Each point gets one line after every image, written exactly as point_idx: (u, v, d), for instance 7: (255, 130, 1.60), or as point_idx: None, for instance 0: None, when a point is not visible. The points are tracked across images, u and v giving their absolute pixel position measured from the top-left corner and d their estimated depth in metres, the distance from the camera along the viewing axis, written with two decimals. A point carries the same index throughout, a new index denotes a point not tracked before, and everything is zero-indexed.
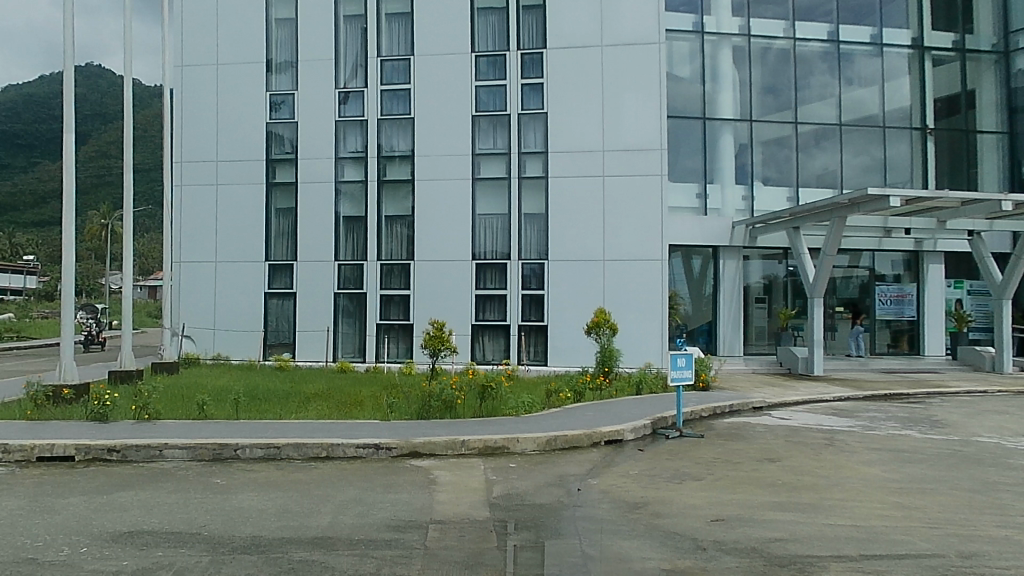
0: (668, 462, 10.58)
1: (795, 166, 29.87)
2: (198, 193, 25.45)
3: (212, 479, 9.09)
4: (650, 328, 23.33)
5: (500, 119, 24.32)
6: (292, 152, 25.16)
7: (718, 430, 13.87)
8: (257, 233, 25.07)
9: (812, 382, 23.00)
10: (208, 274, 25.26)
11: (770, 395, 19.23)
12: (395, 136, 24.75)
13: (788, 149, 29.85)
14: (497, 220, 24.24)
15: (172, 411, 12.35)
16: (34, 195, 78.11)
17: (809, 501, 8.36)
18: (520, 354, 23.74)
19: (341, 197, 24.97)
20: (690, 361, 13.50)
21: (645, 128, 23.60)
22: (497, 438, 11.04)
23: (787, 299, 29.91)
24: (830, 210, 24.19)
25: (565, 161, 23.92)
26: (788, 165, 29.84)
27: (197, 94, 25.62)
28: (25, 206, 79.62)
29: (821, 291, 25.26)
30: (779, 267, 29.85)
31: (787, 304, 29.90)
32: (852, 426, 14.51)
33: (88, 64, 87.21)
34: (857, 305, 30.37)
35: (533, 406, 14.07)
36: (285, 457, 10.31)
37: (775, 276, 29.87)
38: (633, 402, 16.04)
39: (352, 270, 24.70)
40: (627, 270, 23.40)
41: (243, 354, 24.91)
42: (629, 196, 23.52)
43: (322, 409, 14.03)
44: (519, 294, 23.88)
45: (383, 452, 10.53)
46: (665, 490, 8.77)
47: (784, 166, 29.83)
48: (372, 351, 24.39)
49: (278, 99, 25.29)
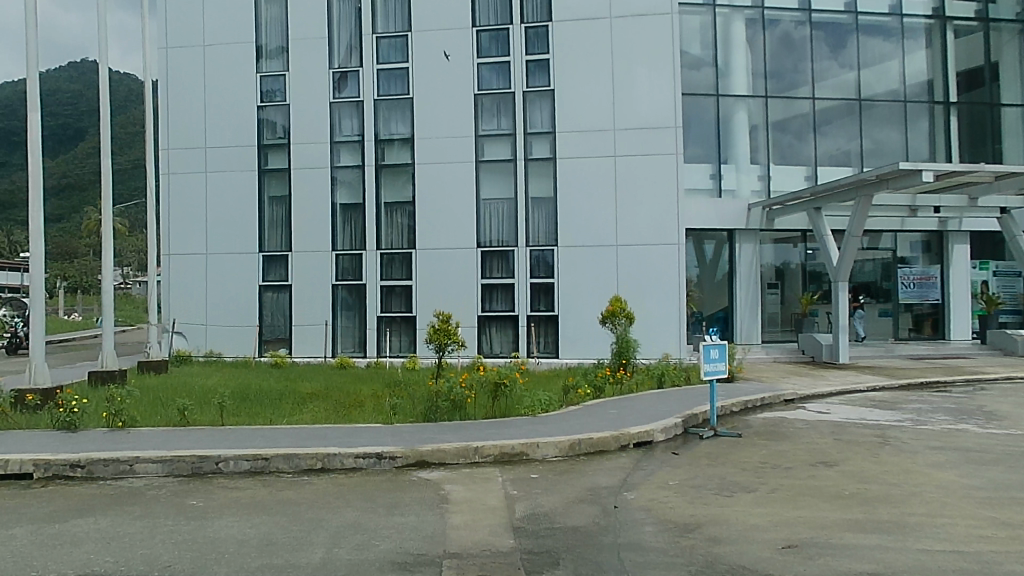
0: (710, 469, 9.31)
1: (813, 144, 28.48)
2: (186, 182, 24.13)
3: (187, 499, 7.80)
4: (667, 315, 22.03)
5: (504, 98, 22.94)
6: (285, 137, 23.83)
7: (754, 427, 12.60)
8: (249, 223, 23.76)
9: (839, 370, 21.70)
10: (199, 267, 23.96)
11: (801, 386, 17.97)
12: (393, 118, 23.41)
13: (805, 126, 28.48)
14: (502, 205, 22.91)
15: (149, 418, 11.07)
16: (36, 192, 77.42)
17: (890, 518, 7.08)
18: (530, 345, 22.45)
19: (338, 184, 23.62)
20: (724, 353, 12.21)
21: (658, 105, 22.27)
22: (514, 444, 9.76)
23: (806, 284, 28.64)
24: (854, 188, 22.83)
25: (574, 142, 22.56)
26: (806, 143, 28.45)
27: (183, 77, 24.25)
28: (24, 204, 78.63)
29: (846, 275, 23.95)
30: (797, 250, 28.58)
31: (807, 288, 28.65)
32: (901, 421, 13.22)
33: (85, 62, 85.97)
34: (879, 289, 29.13)
35: (551, 404, 12.81)
36: (274, 470, 9.04)
37: (793, 260, 28.60)
38: (657, 398, 14.76)
39: (351, 261, 23.35)
40: (641, 256, 22.10)
41: (236, 350, 23.63)
42: (643, 178, 22.21)
43: (318, 411, 12.76)
44: (527, 282, 22.55)
45: (385, 462, 9.25)
46: (717, 506, 7.49)
47: (801, 143, 28.44)
48: (374, 345, 23.10)
49: (269, 80, 23.93)
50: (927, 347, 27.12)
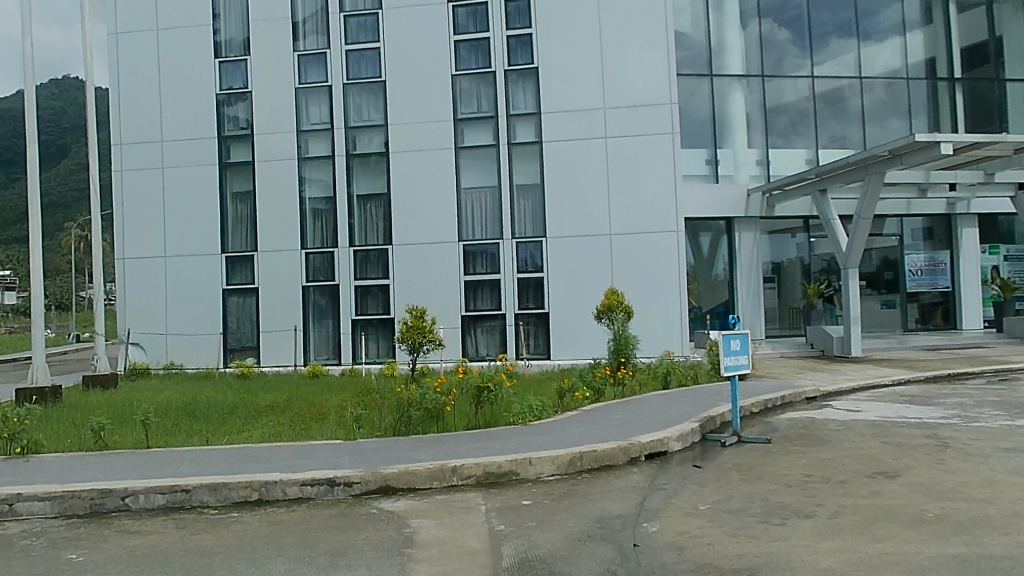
0: (745, 486, 7.48)
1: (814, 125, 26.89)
2: (141, 178, 22.14)
3: (66, 552, 5.87)
4: (668, 309, 20.28)
5: (484, 78, 21.11)
6: (247, 128, 21.90)
7: (780, 431, 10.81)
8: (210, 223, 21.81)
9: (856, 364, 19.97)
10: (156, 271, 21.97)
11: (821, 382, 16.24)
12: (364, 103, 21.54)
13: (804, 108, 26.87)
14: (486, 194, 21.04)
15: (57, 441, 9.17)
16: (12, 210, 75.31)
17: (1006, 552, 5.26)
18: (520, 346, 20.57)
19: (307, 179, 21.69)
20: (745, 344, 10.43)
21: (652, 82, 20.55)
22: (500, 462, 7.93)
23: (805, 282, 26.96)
24: (864, 165, 21.15)
25: (561, 123, 20.77)
26: (806, 123, 26.86)
27: (135, 66, 22.27)
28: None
29: (857, 260, 22.26)
30: (799, 239, 26.92)
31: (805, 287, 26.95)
32: (949, 418, 11.44)
33: (64, 78, 84.49)
34: (881, 280, 27.58)
35: (545, 410, 10.96)
36: (197, 505, 7.15)
37: (796, 250, 26.92)
38: (665, 400, 12.94)
39: (322, 259, 21.43)
40: (637, 246, 20.36)
41: (199, 361, 21.65)
42: (636, 160, 20.45)
43: (271, 426, 10.85)
44: (515, 278, 20.71)
45: (340, 489, 7.39)
46: (770, 540, 5.65)
47: (802, 123, 26.86)
48: (349, 352, 21.19)
49: (228, 67, 21.99)
50: (942, 337, 25.48)
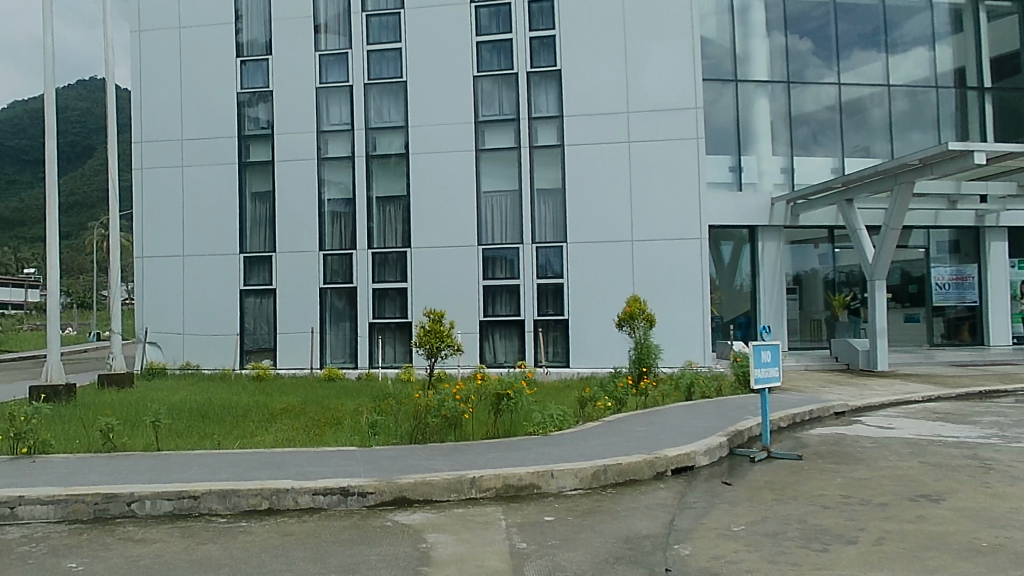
0: (779, 506, 7.09)
1: (841, 133, 26.37)
2: (161, 176, 22.05)
3: (66, 560, 5.59)
4: (691, 318, 19.84)
5: (506, 80, 20.84)
6: (267, 127, 21.76)
7: (811, 447, 10.38)
8: (228, 222, 21.66)
9: (884, 378, 19.43)
10: (174, 270, 21.84)
11: (849, 396, 15.75)
12: (385, 104, 21.34)
13: (831, 116, 26.37)
14: (506, 198, 20.73)
15: (65, 442, 8.94)
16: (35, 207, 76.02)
17: None
18: (538, 353, 20.22)
19: (326, 180, 21.48)
20: (776, 355, 10.00)
21: (677, 86, 20.19)
22: (521, 474, 7.58)
23: (828, 295, 26.43)
24: (894, 174, 20.61)
25: (584, 127, 20.44)
26: (833, 132, 26.36)
27: (156, 64, 22.20)
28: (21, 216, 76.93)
29: (883, 272, 21.70)
30: (823, 250, 26.37)
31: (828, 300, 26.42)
32: (987, 438, 10.95)
33: (89, 79, 85.46)
34: (906, 293, 26.88)
35: (566, 420, 10.60)
36: (205, 512, 6.87)
37: (820, 261, 26.40)
38: (689, 412, 12.53)
39: (340, 261, 21.20)
40: (659, 253, 19.96)
41: (215, 362, 21.48)
42: (659, 166, 20.08)
43: (285, 431, 10.57)
44: (534, 283, 20.35)
45: (353, 500, 7.07)
46: (813, 568, 5.26)
47: (829, 131, 26.36)
48: (365, 355, 20.92)
49: (250, 66, 21.87)
50: (971, 353, 24.81)
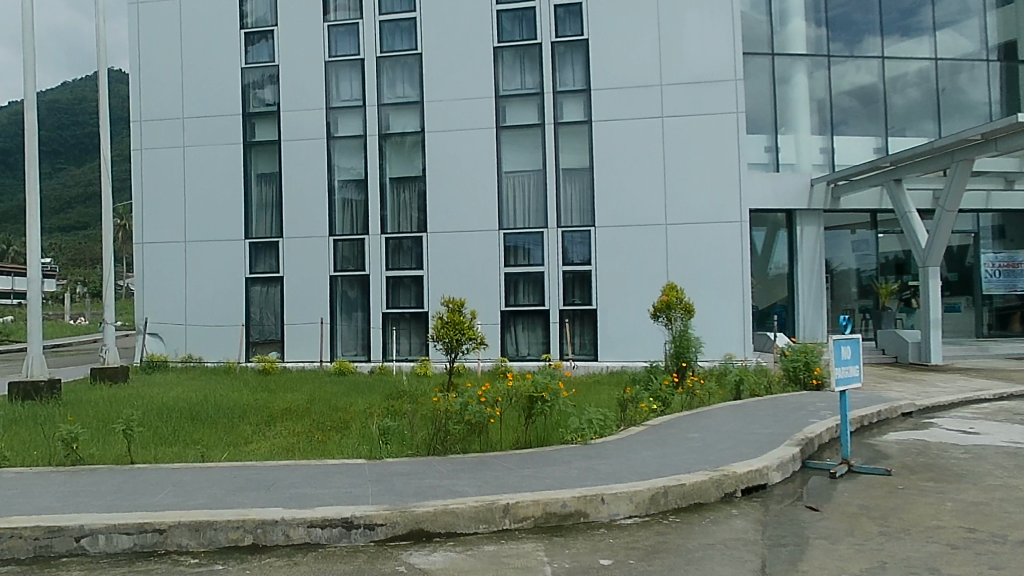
0: (892, 545, 5.65)
1: (884, 110, 24.70)
2: (162, 157, 20.75)
3: None
4: (729, 308, 18.33)
5: (529, 52, 19.34)
6: (274, 104, 20.38)
7: (896, 458, 8.92)
8: (233, 207, 20.36)
9: (943, 373, 17.82)
10: (176, 256, 20.58)
11: (913, 394, 14.22)
12: (399, 78, 19.91)
13: (872, 92, 24.72)
14: (529, 178, 19.28)
15: (21, 455, 7.64)
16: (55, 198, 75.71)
17: None
18: (564, 346, 18.78)
19: (337, 161, 20.12)
20: (857, 351, 8.49)
21: (715, 56, 18.61)
22: (565, 500, 6.19)
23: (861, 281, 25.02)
24: (949, 152, 18.79)
25: (613, 101, 18.90)
26: (875, 109, 24.71)
27: (156, 38, 20.89)
28: (46, 211, 77.16)
29: (938, 259, 19.97)
30: (858, 237, 24.81)
31: (861, 286, 25.02)
32: None
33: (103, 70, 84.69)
34: (946, 281, 25.11)
35: (607, 425, 9.19)
36: (174, 549, 5.54)
37: (853, 249, 24.83)
38: (743, 414, 11.09)
39: (352, 247, 19.83)
40: (695, 237, 18.44)
41: (219, 355, 20.22)
42: (695, 143, 18.53)
43: (284, 438, 9.23)
44: (560, 271, 18.89)
45: (358, 534, 5.71)
46: None
47: (871, 108, 24.70)
48: (378, 348, 19.58)
49: (255, 41, 20.48)
50: None
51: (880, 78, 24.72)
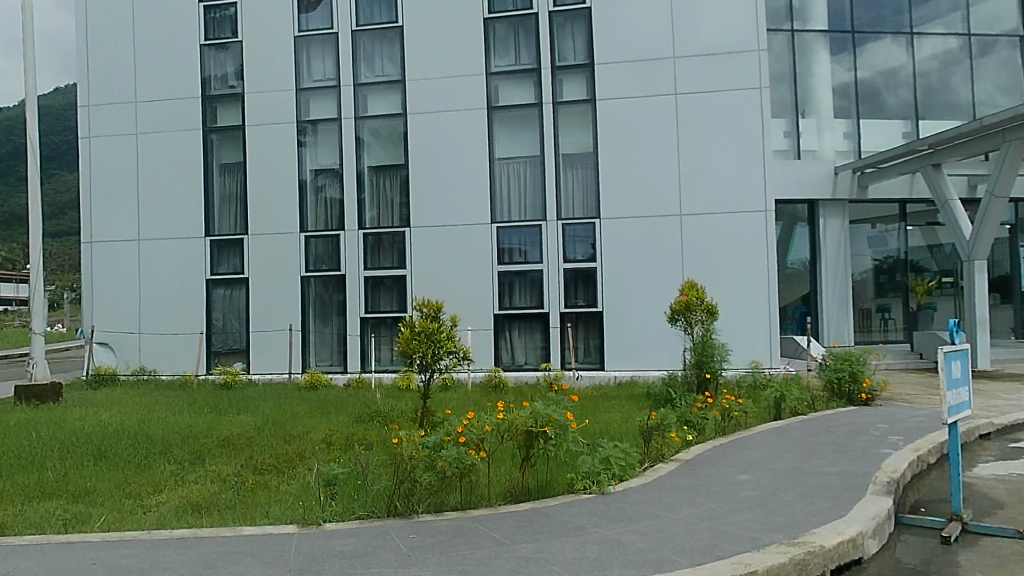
0: None
1: (893, 103, 22.33)
2: (114, 147, 18.55)
3: None
4: (754, 309, 16.12)
5: (524, 23, 17.16)
6: (237, 86, 18.17)
7: (1015, 508, 6.69)
8: (192, 201, 18.16)
9: (999, 381, 15.59)
10: (129, 258, 18.38)
11: (984, 408, 11.96)
12: (378, 53, 17.71)
13: (875, 86, 22.26)
14: (525, 166, 17.08)
15: None
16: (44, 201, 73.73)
17: None
18: (565, 353, 16.59)
19: (309, 148, 17.88)
20: (968, 368, 6.29)
21: (734, 24, 16.42)
22: None
23: (878, 278, 22.69)
24: (997, 132, 16.54)
25: (619, 77, 16.73)
26: (881, 103, 22.27)
27: (105, 13, 18.67)
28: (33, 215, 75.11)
29: (984, 252, 17.81)
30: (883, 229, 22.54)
31: (879, 284, 22.71)
32: None
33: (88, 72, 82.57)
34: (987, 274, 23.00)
35: (628, 465, 6.99)
36: None
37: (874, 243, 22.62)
38: (797, 441, 8.86)
39: (326, 245, 17.62)
40: (714, 230, 16.26)
41: (177, 367, 18.01)
42: (713, 124, 16.36)
43: (201, 486, 7.02)
44: (560, 268, 16.68)
45: None
46: None
47: (884, 100, 22.30)
48: (356, 357, 17.33)
49: (217, 15, 18.25)
50: None
51: (882, 70, 22.39)
